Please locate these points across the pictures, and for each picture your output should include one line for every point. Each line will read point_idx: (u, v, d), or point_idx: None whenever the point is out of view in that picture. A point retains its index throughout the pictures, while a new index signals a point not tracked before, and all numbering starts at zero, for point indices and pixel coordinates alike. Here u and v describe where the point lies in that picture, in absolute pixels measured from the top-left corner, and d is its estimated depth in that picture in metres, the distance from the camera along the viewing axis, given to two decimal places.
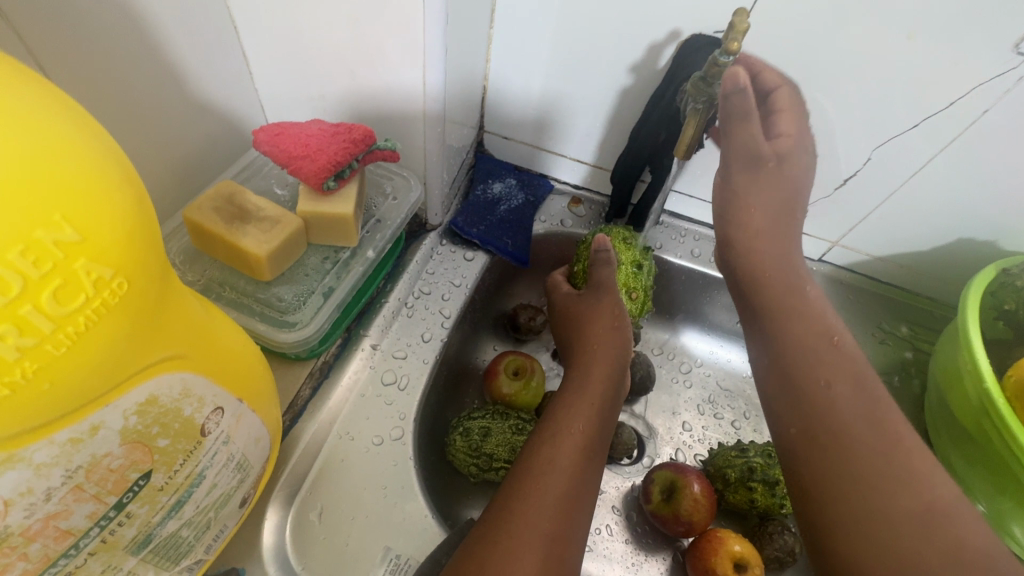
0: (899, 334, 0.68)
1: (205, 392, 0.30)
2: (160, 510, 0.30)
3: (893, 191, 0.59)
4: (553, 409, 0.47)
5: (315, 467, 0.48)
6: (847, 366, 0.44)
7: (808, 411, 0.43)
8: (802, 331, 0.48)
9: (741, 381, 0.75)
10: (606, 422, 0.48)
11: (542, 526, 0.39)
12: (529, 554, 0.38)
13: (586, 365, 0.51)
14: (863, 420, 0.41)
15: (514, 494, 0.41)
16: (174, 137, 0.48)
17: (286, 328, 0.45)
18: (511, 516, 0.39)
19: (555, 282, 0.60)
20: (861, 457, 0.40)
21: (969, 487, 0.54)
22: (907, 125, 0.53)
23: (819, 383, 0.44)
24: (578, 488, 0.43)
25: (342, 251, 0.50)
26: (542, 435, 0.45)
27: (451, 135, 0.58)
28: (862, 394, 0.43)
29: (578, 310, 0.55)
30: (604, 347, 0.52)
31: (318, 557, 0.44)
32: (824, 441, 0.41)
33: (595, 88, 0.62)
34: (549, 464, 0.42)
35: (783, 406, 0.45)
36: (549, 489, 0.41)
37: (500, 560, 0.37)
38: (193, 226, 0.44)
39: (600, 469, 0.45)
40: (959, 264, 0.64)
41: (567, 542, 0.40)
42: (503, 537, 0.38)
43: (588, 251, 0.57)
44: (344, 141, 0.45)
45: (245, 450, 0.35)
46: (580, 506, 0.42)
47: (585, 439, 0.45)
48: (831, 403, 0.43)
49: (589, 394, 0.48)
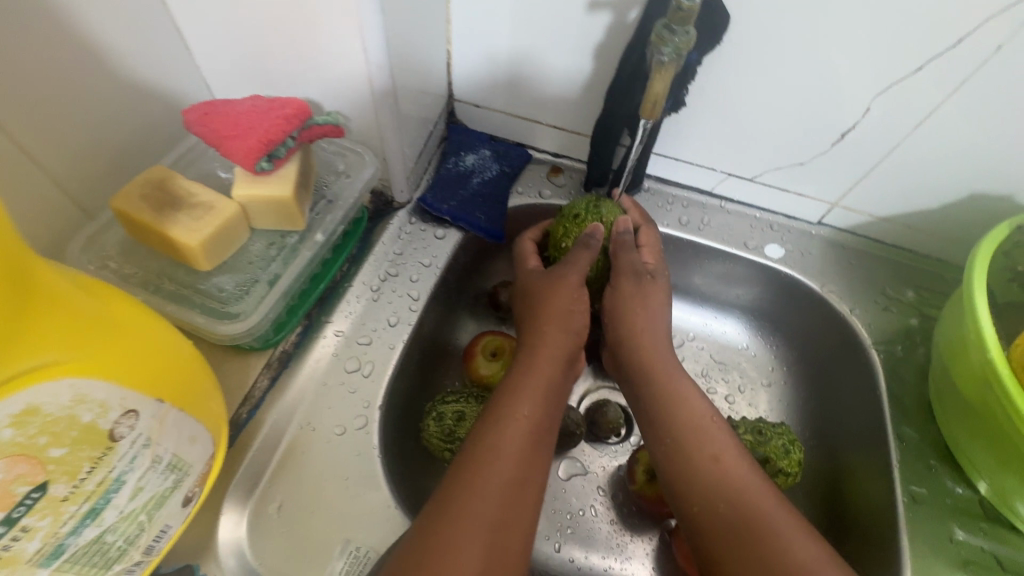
0: (905, 300, 0.63)
1: (106, 395, 0.29)
2: (70, 520, 0.29)
3: (896, 145, 0.55)
4: (498, 393, 0.45)
5: (275, 458, 0.47)
6: (718, 434, 0.46)
7: (693, 472, 0.44)
8: (679, 387, 0.49)
9: (736, 353, 0.72)
10: (555, 403, 0.45)
11: (484, 515, 0.37)
12: (473, 545, 0.36)
13: (530, 348, 0.48)
14: (731, 461, 0.45)
15: (455, 484, 0.39)
16: (103, 121, 0.45)
17: (228, 320, 0.43)
18: (452, 505, 0.37)
19: (523, 254, 0.56)
20: (746, 517, 0.41)
21: (974, 465, 0.52)
22: (910, 68, 0.49)
23: (708, 460, 0.44)
24: (525, 474, 0.40)
25: (288, 236, 0.47)
26: (487, 419, 0.43)
27: (409, 105, 0.54)
28: (746, 468, 0.44)
29: (534, 288, 0.51)
30: (554, 329, 0.48)
31: (275, 551, 0.43)
32: (725, 509, 0.42)
33: (564, 47, 0.57)
34: (491, 452, 0.40)
35: (676, 479, 0.45)
36: (492, 475, 0.39)
37: (451, 546, 0.35)
38: (122, 216, 0.41)
39: (550, 451, 0.43)
40: (971, 221, 0.59)
41: (513, 529, 0.38)
42: (445, 525, 0.36)
43: (578, 228, 0.52)
44: (277, 117, 0.42)
45: (178, 450, 0.34)
46: (528, 492, 0.40)
47: (532, 424, 0.43)
48: (704, 447, 0.45)
49: (535, 376, 0.45)
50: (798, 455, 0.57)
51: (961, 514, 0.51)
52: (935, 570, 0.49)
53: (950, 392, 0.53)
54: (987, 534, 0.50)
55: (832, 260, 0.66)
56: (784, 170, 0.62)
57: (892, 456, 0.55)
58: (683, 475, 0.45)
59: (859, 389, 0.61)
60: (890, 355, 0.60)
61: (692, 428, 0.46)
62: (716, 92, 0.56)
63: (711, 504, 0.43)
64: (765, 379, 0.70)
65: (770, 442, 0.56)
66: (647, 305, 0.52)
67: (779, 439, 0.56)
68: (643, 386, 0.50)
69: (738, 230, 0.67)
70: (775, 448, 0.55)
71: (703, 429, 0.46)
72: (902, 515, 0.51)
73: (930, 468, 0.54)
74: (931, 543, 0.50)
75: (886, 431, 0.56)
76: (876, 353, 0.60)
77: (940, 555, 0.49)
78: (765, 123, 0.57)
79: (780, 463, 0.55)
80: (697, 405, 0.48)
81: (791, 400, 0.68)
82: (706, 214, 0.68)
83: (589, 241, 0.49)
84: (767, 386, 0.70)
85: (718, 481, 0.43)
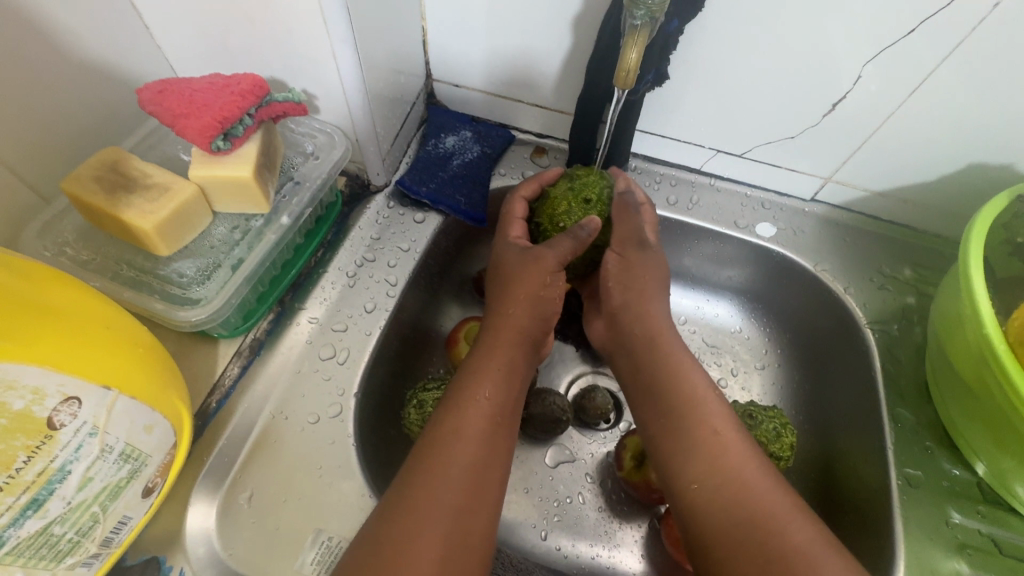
0: (902, 278, 0.61)
1: (42, 381, 0.28)
2: (8, 512, 0.28)
3: (890, 114, 0.52)
4: (462, 374, 0.43)
5: (246, 448, 0.46)
6: (717, 405, 0.45)
7: (688, 441, 0.43)
8: (677, 357, 0.48)
9: (729, 336, 0.70)
10: (517, 386, 0.44)
11: (446, 499, 0.36)
12: (435, 528, 0.35)
13: (494, 330, 0.46)
14: (729, 431, 0.43)
15: (420, 467, 0.37)
16: (58, 106, 0.44)
17: (188, 306, 0.42)
18: (414, 490, 0.36)
19: (510, 216, 0.54)
20: (740, 486, 0.40)
21: (971, 447, 0.50)
22: (904, 30, 0.46)
23: (703, 430, 0.43)
24: (487, 458, 0.39)
25: (253, 220, 0.46)
26: (451, 401, 0.41)
27: (380, 82, 0.52)
28: (744, 439, 0.43)
29: (508, 265, 0.49)
30: (517, 308, 0.47)
31: (244, 542, 0.42)
32: (717, 479, 0.41)
33: (542, 21, 0.54)
34: (454, 434, 0.39)
35: (671, 449, 0.44)
36: (454, 458, 0.38)
37: (413, 528, 0.34)
38: (76, 201, 0.40)
39: (513, 434, 0.42)
40: (970, 194, 0.57)
41: (476, 513, 0.37)
42: (407, 511, 0.35)
43: (578, 209, 0.49)
44: (233, 94, 0.40)
45: (131, 439, 0.33)
46: (491, 475, 0.39)
47: (494, 406, 0.41)
48: (700, 416, 0.44)
49: (497, 358, 0.44)
50: (790, 439, 0.55)
51: (958, 497, 0.50)
52: (928, 554, 0.47)
53: (947, 372, 0.51)
54: (985, 517, 0.49)
55: (825, 237, 0.63)
56: (774, 144, 0.59)
57: (886, 438, 0.53)
58: (678, 444, 0.44)
59: (854, 370, 0.59)
60: (886, 335, 0.58)
61: (688, 399, 0.45)
62: (702, 64, 0.53)
63: (703, 473, 0.42)
64: (758, 362, 0.68)
65: (761, 426, 0.54)
66: (650, 271, 0.51)
67: (771, 422, 0.54)
68: (641, 355, 0.49)
69: (728, 208, 0.65)
70: (766, 431, 0.54)
71: (701, 400, 0.45)
72: (897, 499, 0.49)
73: (927, 451, 0.52)
74: (927, 527, 0.48)
75: (881, 413, 0.54)
76: (871, 333, 0.58)
77: (935, 539, 0.47)
78: (754, 95, 0.55)
79: (771, 447, 0.53)
80: (696, 376, 0.47)
81: (785, 382, 0.66)
82: (695, 193, 0.65)
83: (578, 232, 0.46)
84: (760, 369, 0.68)
85: (713, 451, 0.42)
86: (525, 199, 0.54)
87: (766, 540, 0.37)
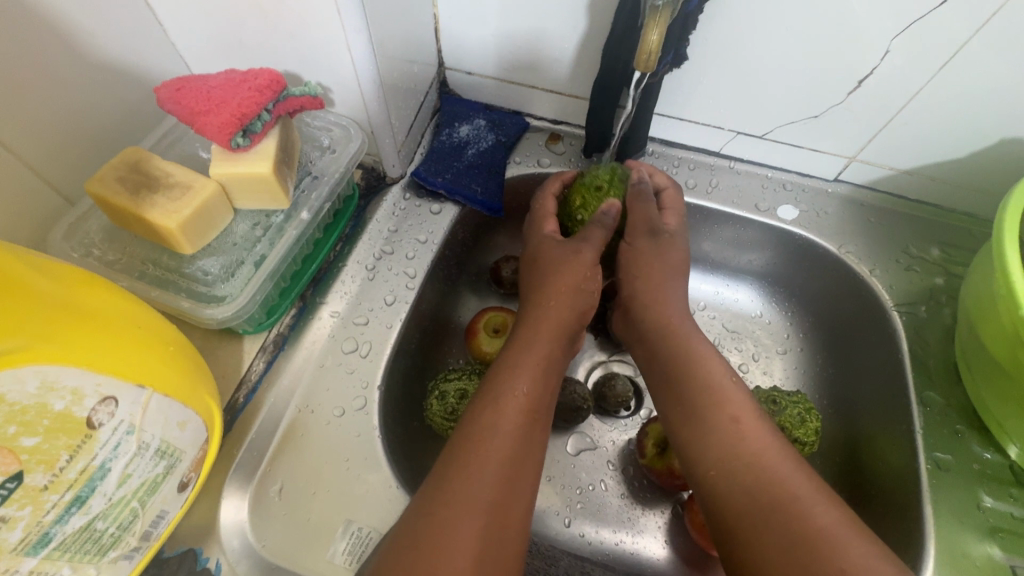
0: (930, 258, 0.60)
1: (79, 382, 0.29)
2: (54, 509, 0.29)
3: (918, 92, 0.51)
4: (496, 369, 0.44)
5: (274, 441, 0.47)
6: (740, 394, 0.44)
7: (711, 430, 0.43)
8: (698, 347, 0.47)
9: (750, 321, 0.69)
10: (553, 382, 0.44)
11: (481, 494, 0.36)
12: (468, 522, 0.35)
13: (530, 326, 0.46)
14: (752, 420, 0.43)
15: (451, 461, 0.38)
16: (77, 109, 0.44)
17: (213, 303, 0.42)
18: (445, 485, 0.36)
19: (542, 213, 0.54)
20: (762, 474, 0.40)
21: (1004, 430, 0.49)
22: (934, 3, 0.44)
23: (726, 419, 0.43)
24: (523, 453, 0.39)
25: (274, 215, 0.46)
26: (483, 396, 0.42)
27: (393, 73, 0.51)
28: (766, 428, 0.42)
29: (546, 258, 0.49)
30: (558, 306, 0.47)
31: (276, 532, 0.43)
32: (742, 467, 0.40)
33: (557, 5, 0.53)
34: (488, 430, 0.39)
35: (694, 439, 0.43)
36: (489, 454, 0.38)
37: (445, 523, 0.35)
38: (100, 202, 0.40)
39: (547, 430, 0.42)
40: (1003, 172, 0.55)
41: (510, 509, 0.37)
42: (440, 506, 0.35)
43: (596, 198, 0.51)
44: (250, 90, 0.40)
45: (165, 436, 0.33)
46: (525, 471, 0.39)
47: (529, 403, 0.41)
48: (721, 405, 0.43)
49: (534, 355, 0.44)
50: (814, 424, 0.55)
51: (989, 481, 0.49)
52: (960, 538, 0.46)
53: (980, 354, 0.50)
54: (1016, 500, 0.48)
55: (849, 218, 0.62)
56: (796, 124, 0.58)
57: (914, 422, 0.52)
58: (700, 433, 0.43)
59: (879, 353, 0.58)
60: (913, 317, 0.57)
61: (708, 389, 0.44)
62: (722, 43, 0.52)
63: (728, 461, 0.41)
64: (780, 347, 0.67)
65: (785, 412, 0.53)
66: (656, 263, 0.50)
67: (795, 408, 0.54)
68: (659, 346, 0.48)
69: (748, 191, 0.64)
70: (791, 417, 0.53)
71: (721, 390, 0.44)
72: (927, 483, 0.49)
73: (956, 434, 0.51)
74: (957, 511, 0.47)
75: (909, 397, 0.53)
76: (897, 316, 0.57)
77: (968, 524, 0.47)
78: (777, 73, 0.53)
79: (795, 432, 0.53)
80: (715, 365, 0.46)
81: (808, 366, 0.65)
82: (714, 177, 0.64)
83: (603, 219, 0.49)
84: (783, 353, 0.67)
85: (736, 438, 0.42)
86: (555, 197, 0.55)
87: (792, 525, 0.37)
